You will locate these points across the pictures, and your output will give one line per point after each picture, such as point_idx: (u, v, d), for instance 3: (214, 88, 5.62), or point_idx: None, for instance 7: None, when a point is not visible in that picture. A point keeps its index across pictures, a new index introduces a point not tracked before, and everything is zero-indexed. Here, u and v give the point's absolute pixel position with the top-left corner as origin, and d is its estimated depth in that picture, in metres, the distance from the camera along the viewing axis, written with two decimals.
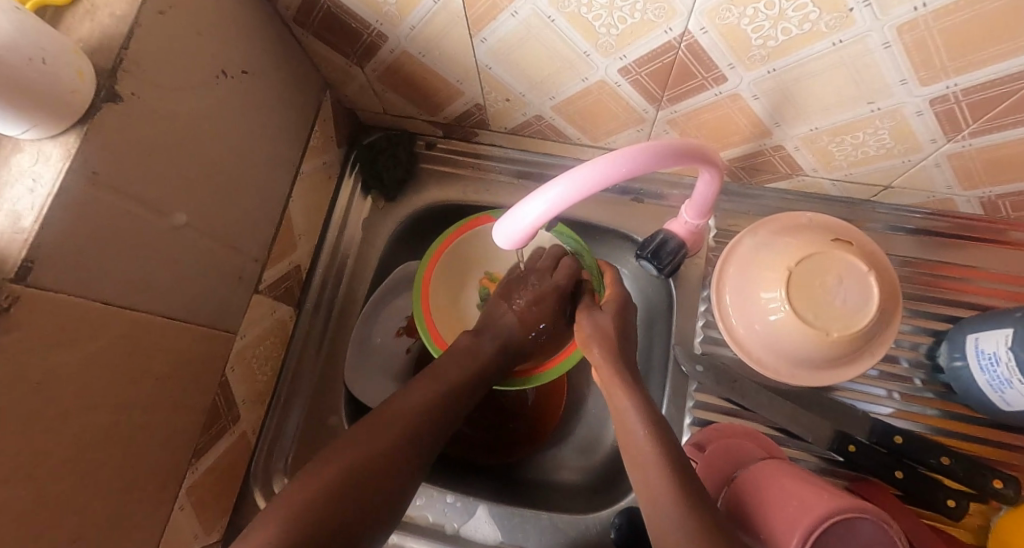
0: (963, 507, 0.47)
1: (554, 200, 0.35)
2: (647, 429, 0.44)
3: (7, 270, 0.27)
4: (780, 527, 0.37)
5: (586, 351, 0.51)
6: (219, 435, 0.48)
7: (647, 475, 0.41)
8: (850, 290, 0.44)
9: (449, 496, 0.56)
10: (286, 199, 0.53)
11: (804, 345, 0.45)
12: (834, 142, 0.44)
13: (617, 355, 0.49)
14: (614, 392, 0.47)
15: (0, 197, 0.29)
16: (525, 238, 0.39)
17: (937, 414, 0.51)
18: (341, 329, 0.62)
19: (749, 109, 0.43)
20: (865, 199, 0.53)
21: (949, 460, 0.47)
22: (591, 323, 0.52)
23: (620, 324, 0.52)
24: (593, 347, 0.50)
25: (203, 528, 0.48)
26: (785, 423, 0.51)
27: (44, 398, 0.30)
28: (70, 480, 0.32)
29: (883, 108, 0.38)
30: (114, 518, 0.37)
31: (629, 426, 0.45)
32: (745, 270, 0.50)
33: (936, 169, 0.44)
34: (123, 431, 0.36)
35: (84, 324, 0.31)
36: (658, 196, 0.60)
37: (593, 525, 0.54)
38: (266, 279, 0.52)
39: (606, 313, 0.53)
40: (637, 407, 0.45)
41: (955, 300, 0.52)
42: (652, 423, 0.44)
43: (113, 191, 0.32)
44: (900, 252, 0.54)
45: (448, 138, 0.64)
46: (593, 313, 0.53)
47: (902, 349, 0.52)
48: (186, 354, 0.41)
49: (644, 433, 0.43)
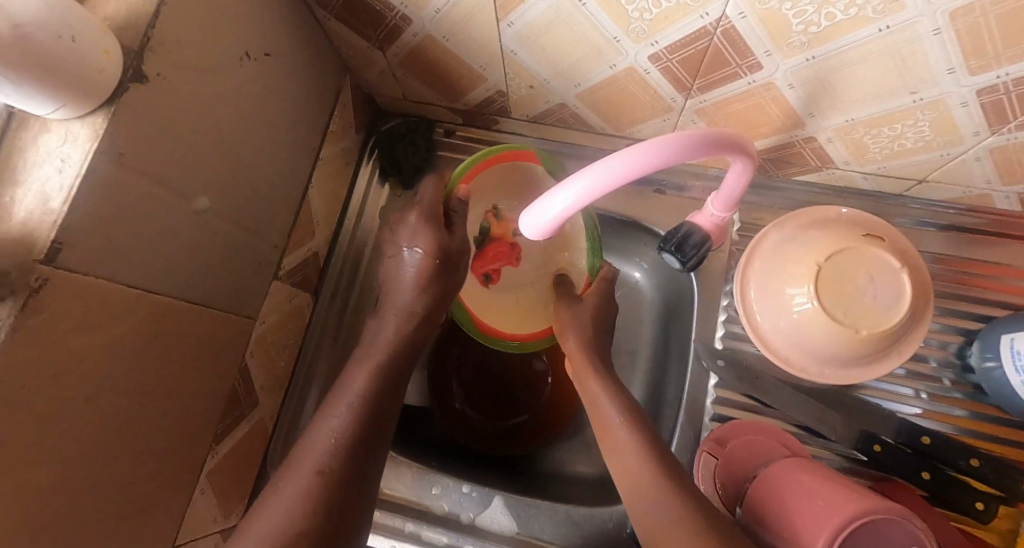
0: (992, 509, 0.45)
1: (584, 190, 0.33)
2: (624, 417, 0.44)
3: (37, 251, 0.27)
4: (804, 527, 0.36)
5: (560, 339, 0.50)
6: (238, 421, 0.48)
7: (627, 458, 0.42)
8: (881, 287, 0.43)
9: (465, 486, 0.56)
10: (306, 185, 0.52)
11: (833, 343, 0.44)
12: (869, 134, 0.43)
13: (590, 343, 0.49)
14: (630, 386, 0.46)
15: (28, 178, 0.28)
16: (550, 229, 0.38)
17: (965, 414, 0.50)
18: (357, 318, 0.61)
19: (783, 98, 0.42)
20: (896, 193, 0.52)
21: (978, 462, 0.46)
22: (573, 311, 0.51)
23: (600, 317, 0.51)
24: (569, 337, 0.49)
25: (223, 511, 0.48)
26: (807, 421, 0.50)
27: (72, 381, 0.30)
28: (95, 463, 0.33)
29: (926, 98, 0.37)
30: (138, 498, 0.37)
31: (605, 417, 0.45)
32: (771, 264, 0.49)
33: (976, 163, 0.43)
34: (146, 416, 0.36)
35: (109, 306, 0.31)
36: (682, 187, 0.59)
37: (608, 518, 0.54)
38: (285, 265, 0.52)
39: (587, 305, 0.51)
40: None
41: (986, 298, 0.51)
42: (629, 412, 0.44)
43: (138, 174, 0.32)
44: (931, 248, 0.52)
45: (467, 126, 0.64)
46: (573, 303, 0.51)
47: (931, 349, 0.51)
48: (207, 339, 0.41)
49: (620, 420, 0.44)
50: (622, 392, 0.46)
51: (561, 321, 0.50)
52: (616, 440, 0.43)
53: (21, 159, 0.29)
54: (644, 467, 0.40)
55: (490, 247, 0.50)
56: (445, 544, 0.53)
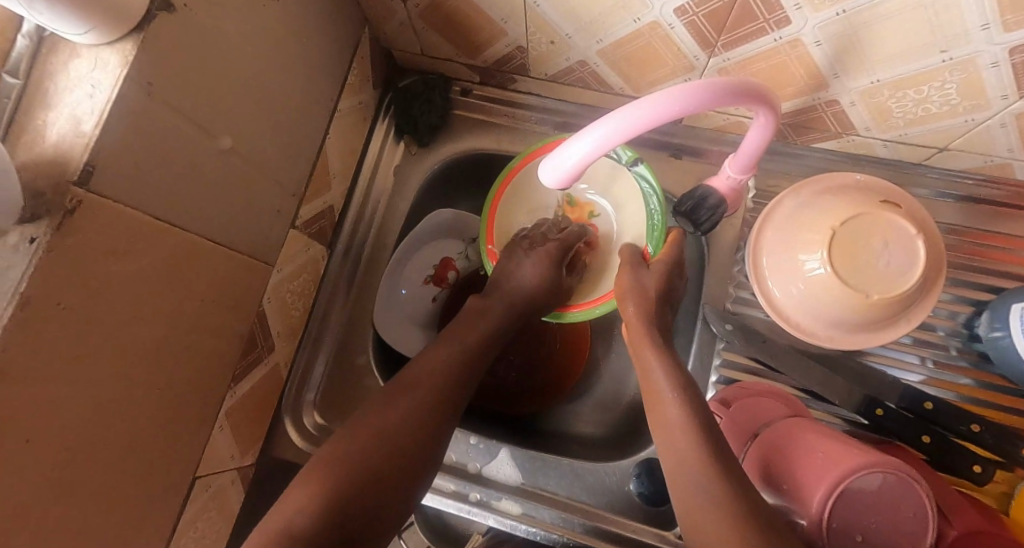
0: (990, 473, 0.46)
1: (607, 134, 0.33)
2: (678, 394, 0.44)
3: (69, 173, 0.27)
4: (806, 481, 0.38)
5: (620, 306, 0.52)
6: (255, 364, 0.49)
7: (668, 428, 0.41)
8: (895, 253, 0.43)
9: (473, 437, 0.57)
10: (324, 135, 0.53)
11: (842, 307, 0.45)
12: (894, 97, 0.43)
13: (650, 315, 0.50)
14: (644, 351, 0.48)
15: (60, 101, 0.29)
16: (571, 177, 0.37)
17: (971, 383, 0.50)
18: (368, 275, 0.62)
19: (808, 57, 0.41)
20: (916, 162, 0.51)
21: (978, 427, 0.47)
22: (634, 280, 0.52)
23: (664, 288, 0.51)
24: (629, 303, 0.51)
25: (239, 449, 0.50)
26: (813, 386, 0.51)
27: (102, 303, 0.30)
28: (126, 387, 0.34)
29: (956, 58, 0.36)
30: (163, 426, 0.38)
31: (656, 386, 0.45)
32: (784, 229, 0.49)
33: (1000, 130, 0.42)
34: (171, 348, 0.37)
35: (138, 236, 0.32)
36: (698, 152, 0.59)
37: (612, 474, 0.55)
38: (302, 215, 0.52)
39: (652, 273, 0.52)
40: (652, 376, 0.46)
41: (999, 270, 0.51)
42: (681, 388, 0.44)
43: (164, 104, 0.32)
44: (946, 220, 0.52)
45: (484, 85, 0.63)
46: (638, 270, 0.53)
47: (939, 318, 0.51)
48: (228, 279, 0.42)
49: (673, 397, 0.44)
50: (679, 368, 0.46)
51: (623, 289, 0.53)
52: (666, 415, 0.43)
53: (53, 84, 0.29)
54: (695, 449, 0.40)
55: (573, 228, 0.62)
56: (453, 491, 0.54)
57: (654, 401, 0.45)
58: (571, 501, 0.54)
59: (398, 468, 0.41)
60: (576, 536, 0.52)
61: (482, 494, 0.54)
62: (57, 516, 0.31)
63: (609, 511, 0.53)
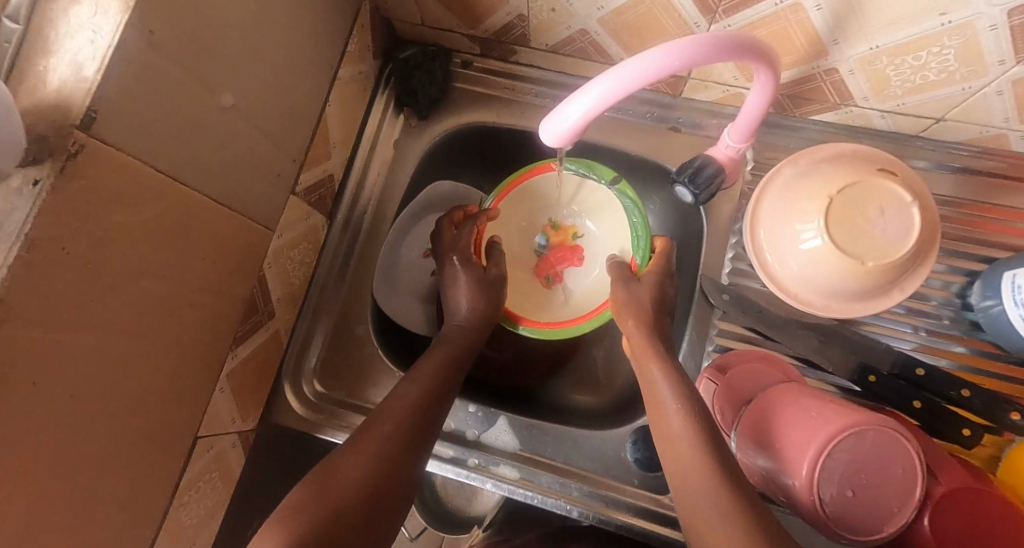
0: (978, 436, 0.47)
1: (608, 90, 0.33)
2: (682, 406, 0.42)
3: (72, 117, 0.27)
4: (798, 441, 0.39)
5: (620, 321, 0.52)
6: (256, 329, 0.50)
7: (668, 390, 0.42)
8: (891, 220, 0.44)
9: (471, 406, 0.58)
10: (325, 102, 0.52)
11: (838, 275, 0.45)
12: (894, 65, 0.43)
13: (650, 327, 0.49)
14: (643, 358, 0.48)
15: (62, 47, 0.29)
16: (570, 137, 0.36)
17: (964, 351, 0.51)
18: (368, 245, 0.63)
19: (809, 22, 0.41)
20: (914, 134, 0.52)
21: (969, 392, 0.48)
22: (629, 294, 0.53)
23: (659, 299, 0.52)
24: (629, 319, 0.51)
25: (240, 414, 0.50)
26: (807, 354, 0.52)
27: (106, 253, 0.31)
28: (130, 341, 0.34)
29: (955, 20, 0.37)
30: (166, 385, 0.39)
31: (661, 397, 0.44)
32: (781, 200, 0.49)
33: (997, 98, 0.43)
34: (174, 305, 0.38)
35: (140, 188, 0.32)
36: (697, 125, 0.59)
37: (609, 441, 0.56)
38: (302, 181, 0.52)
39: (644, 288, 0.53)
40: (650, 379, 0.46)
41: (994, 241, 0.52)
42: (681, 389, 0.44)
43: (165, 54, 0.32)
44: (942, 191, 0.53)
45: (484, 57, 0.63)
46: (630, 283, 0.54)
47: (933, 288, 0.52)
48: (229, 241, 0.42)
49: (678, 408, 0.42)
50: (682, 378, 0.44)
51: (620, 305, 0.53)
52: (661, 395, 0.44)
53: (54, 30, 0.29)
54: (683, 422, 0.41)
55: (553, 253, 0.67)
56: (451, 457, 0.55)
57: (658, 414, 0.44)
58: (568, 468, 0.55)
59: (399, 433, 0.42)
60: (572, 500, 0.53)
61: (480, 460, 0.55)
62: (61, 462, 0.31)
63: (606, 476, 0.54)
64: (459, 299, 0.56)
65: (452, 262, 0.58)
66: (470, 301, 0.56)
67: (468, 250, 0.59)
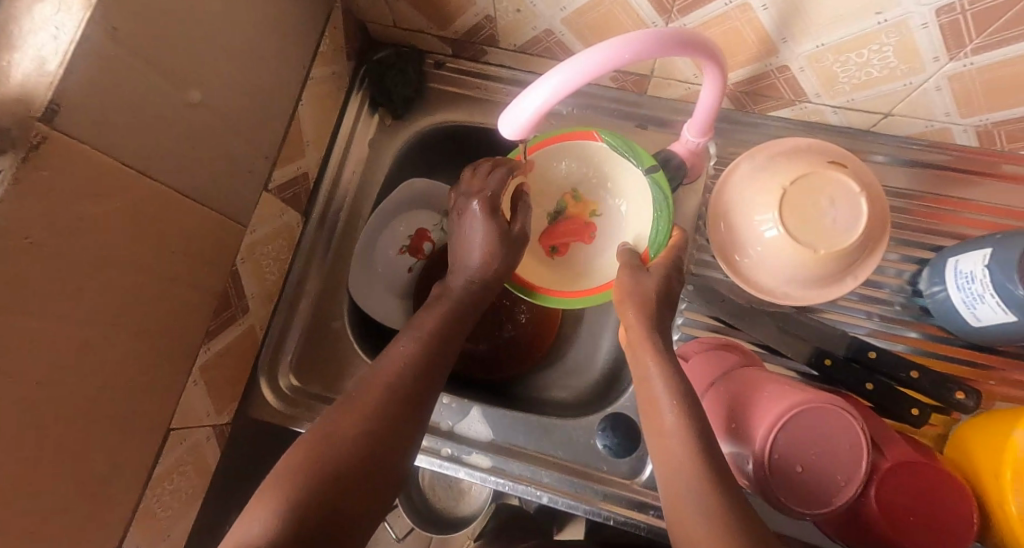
0: (926, 415, 0.49)
1: (561, 83, 0.34)
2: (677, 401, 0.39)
3: (34, 110, 0.28)
4: (754, 420, 0.41)
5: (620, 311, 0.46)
6: (228, 324, 0.51)
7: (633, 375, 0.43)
8: (840, 210, 0.46)
9: (445, 397, 0.59)
10: (297, 101, 0.54)
11: (793, 263, 0.47)
12: (839, 62, 0.45)
13: (654, 320, 0.44)
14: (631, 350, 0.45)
15: (25, 43, 0.30)
16: (528, 130, 0.38)
17: (917, 336, 0.53)
18: (344, 242, 0.64)
19: (757, 21, 0.43)
20: (866, 129, 0.54)
21: (918, 374, 0.50)
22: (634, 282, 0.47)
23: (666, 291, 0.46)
24: (629, 310, 0.45)
25: (215, 407, 0.51)
26: (769, 341, 0.54)
27: (73, 243, 0.32)
28: (98, 330, 0.35)
29: (890, 19, 0.39)
30: (135, 375, 0.39)
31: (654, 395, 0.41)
32: (740, 191, 0.51)
33: (936, 93, 0.45)
34: (143, 295, 0.38)
35: (106, 180, 0.33)
36: (663, 122, 0.61)
37: (579, 429, 0.57)
38: (275, 179, 0.53)
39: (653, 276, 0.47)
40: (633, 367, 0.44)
41: (944, 231, 0.54)
42: None
43: (129, 50, 0.33)
44: (895, 184, 0.55)
45: (456, 58, 0.65)
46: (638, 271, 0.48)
47: (887, 277, 0.54)
48: (200, 234, 0.43)
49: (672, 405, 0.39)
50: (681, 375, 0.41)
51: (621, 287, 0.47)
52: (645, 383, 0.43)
53: (16, 27, 0.30)
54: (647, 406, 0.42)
55: (564, 224, 0.59)
56: (427, 447, 0.56)
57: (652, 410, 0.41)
58: (540, 455, 0.56)
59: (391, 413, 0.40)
60: (543, 486, 0.54)
61: (455, 450, 0.56)
62: (30, 447, 0.32)
63: (576, 463, 0.55)
64: (472, 249, 0.49)
65: (473, 209, 0.49)
66: (484, 253, 0.48)
67: (497, 197, 0.49)
